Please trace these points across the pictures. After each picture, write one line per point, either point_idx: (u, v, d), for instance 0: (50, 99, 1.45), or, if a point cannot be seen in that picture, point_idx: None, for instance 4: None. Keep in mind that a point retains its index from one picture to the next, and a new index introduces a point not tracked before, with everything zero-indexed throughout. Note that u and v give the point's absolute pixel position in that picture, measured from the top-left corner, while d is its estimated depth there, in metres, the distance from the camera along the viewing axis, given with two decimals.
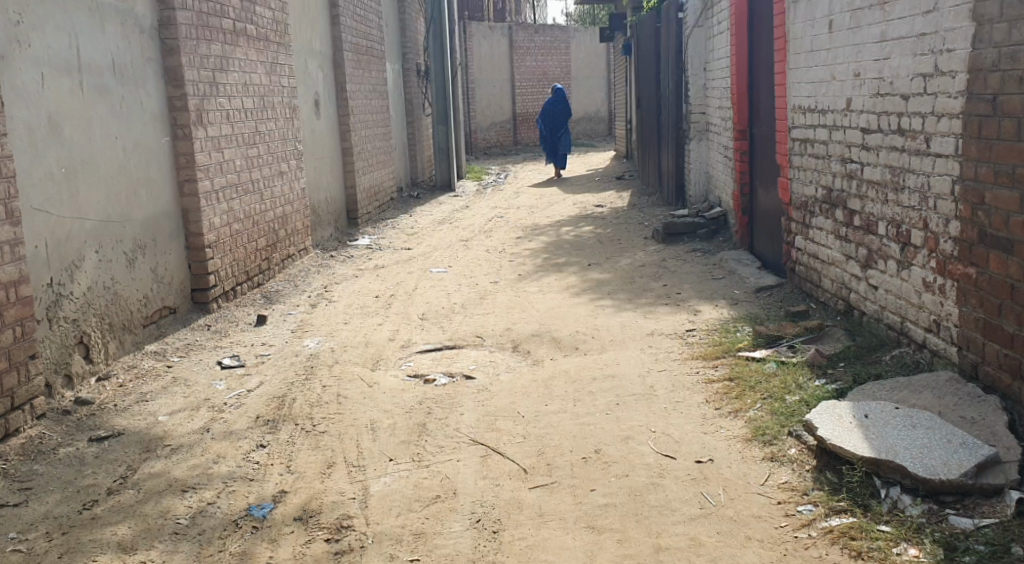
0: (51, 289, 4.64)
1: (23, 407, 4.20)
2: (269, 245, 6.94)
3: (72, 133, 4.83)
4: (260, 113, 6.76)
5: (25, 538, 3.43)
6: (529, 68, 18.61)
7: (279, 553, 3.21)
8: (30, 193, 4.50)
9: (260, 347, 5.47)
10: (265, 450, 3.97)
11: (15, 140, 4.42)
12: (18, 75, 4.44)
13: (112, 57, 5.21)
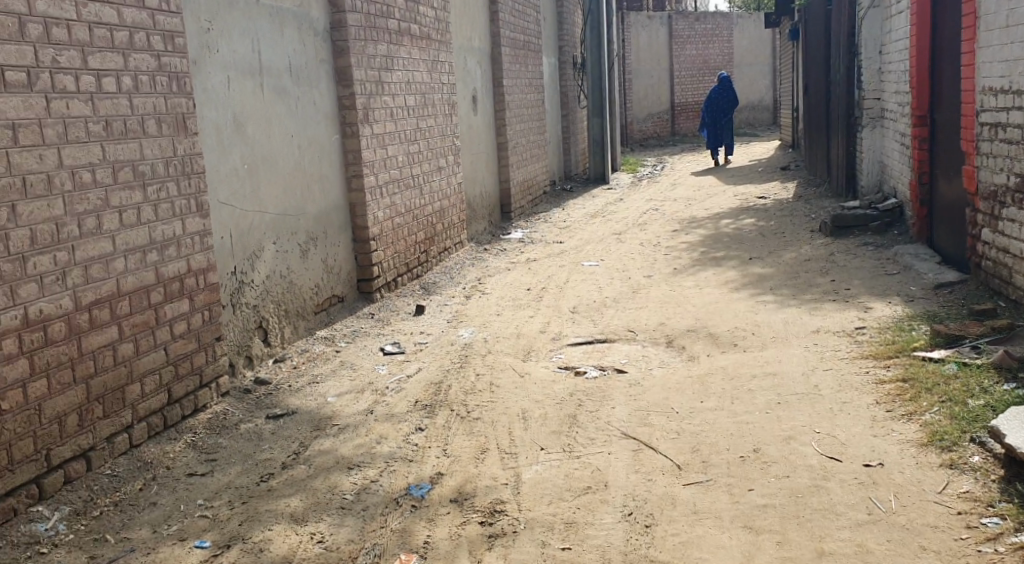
0: (234, 277, 4.84)
1: (210, 385, 4.42)
2: (427, 238, 7.08)
3: (254, 132, 5.03)
4: (421, 110, 6.89)
5: (210, 506, 3.60)
6: (689, 58, 18.29)
7: (436, 532, 3.25)
8: (218, 189, 4.70)
9: (419, 335, 5.57)
10: (424, 433, 4.04)
11: (206, 139, 4.62)
12: (209, 76, 4.64)
13: (290, 59, 5.39)
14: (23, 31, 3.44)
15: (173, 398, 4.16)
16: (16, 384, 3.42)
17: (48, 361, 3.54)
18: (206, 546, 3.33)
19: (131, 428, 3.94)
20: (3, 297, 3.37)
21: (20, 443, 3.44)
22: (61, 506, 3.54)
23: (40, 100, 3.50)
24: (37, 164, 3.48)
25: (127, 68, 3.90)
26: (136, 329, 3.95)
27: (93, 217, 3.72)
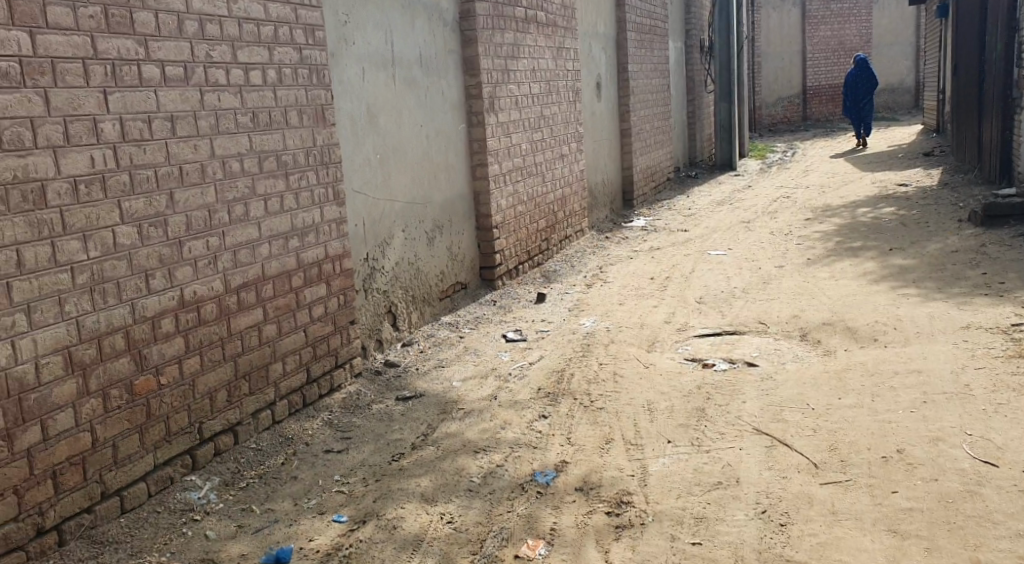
0: (365, 262, 4.94)
1: (344, 366, 4.51)
2: (549, 226, 7.05)
3: (386, 122, 5.09)
4: (545, 97, 6.86)
5: (346, 482, 3.67)
6: (823, 39, 17.71)
7: (562, 520, 3.23)
8: (353, 177, 4.79)
9: (541, 323, 5.56)
10: (547, 421, 4.02)
11: (342, 129, 4.70)
12: (346, 68, 4.71)
13: (420, 50, 5.44)
14: (180, 28, 3.53)
15: (311, 378, 4.26)
16: (173, 360, 3.53)
17: (201, 340, 3.65)
18: (343, 520, 3.39)
19: (274, 405, 4.05)
20: (162, 280, 3.47)
21: (176, 417, 3.56)
22: (209, 477, 3.66)
23: (195, 94, 3.58)
24: (192, 154, 3.57)
25: (272, 62, 3.98)
26: (279, 311, 4.05)
27: (241, 205, 3.81)
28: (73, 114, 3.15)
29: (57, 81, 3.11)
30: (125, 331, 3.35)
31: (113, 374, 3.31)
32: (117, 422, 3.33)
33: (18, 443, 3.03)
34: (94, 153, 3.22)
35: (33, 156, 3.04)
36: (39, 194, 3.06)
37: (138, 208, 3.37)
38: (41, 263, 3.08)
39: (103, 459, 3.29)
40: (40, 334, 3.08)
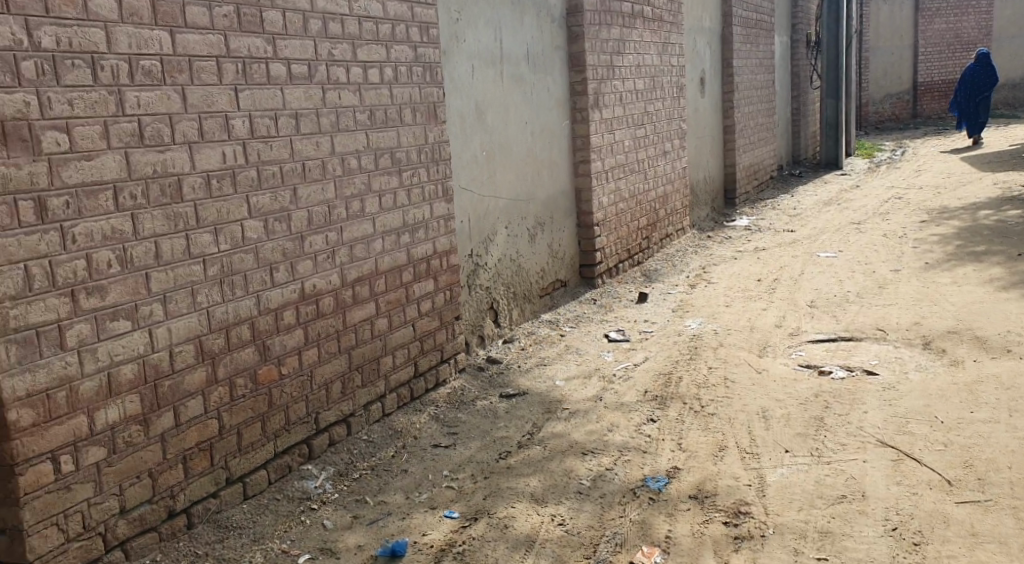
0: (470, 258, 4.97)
1: (451, 362, 4.56)
2: (650, 224, 6.97)
3: (493, 120, 5.12)
4: (650, 93, 6.78)
5: (456, 478, 3.69)
6: (937, 33, 17.18)
7: (678, 528, 3.17)
8: (461, 174, 4.83)
9: (644, 323, 5.50)
10: (656, 425, 3.97)
11: (451, 127, 4.74)
12: (457, 65, 4.77)
13: (527, 47, 5.46)
14: (306, 27, 3.59)
15: (419, 372, 4.31)
16: (293, 351, 3.62)
17: (319, 332, 3.74)
18: (455, 516, 3.40)
19: (385, 398, 4.12)
20: (285, 273, 3.56)
21: (294, 407, 3.64)
22: (324, 468, 3.73)
23: (318, 92, 3.65)
24: (315, 151, 3.64)
25: (390, 60, 4.03)
26: (391, 305, 4.10)
27: (358, 201, 3.87)
28: (207, 111, 3.22)
29: (194, 79, 3.17)
30: (250, 322, 3.43)
31: (239, 363, 3.40)
32: (242, 410, 3.42)
33: (153, 428, 3.12)
34: (225, 150, 3.29)
35: (172, 153, 3.12)
36: (176, 189, 3.13)
37: (264, 204, 3.45)
38: (177, 256, 3.15)
39: (230, 445, 3.39)
40: (174, 323, 3.16)
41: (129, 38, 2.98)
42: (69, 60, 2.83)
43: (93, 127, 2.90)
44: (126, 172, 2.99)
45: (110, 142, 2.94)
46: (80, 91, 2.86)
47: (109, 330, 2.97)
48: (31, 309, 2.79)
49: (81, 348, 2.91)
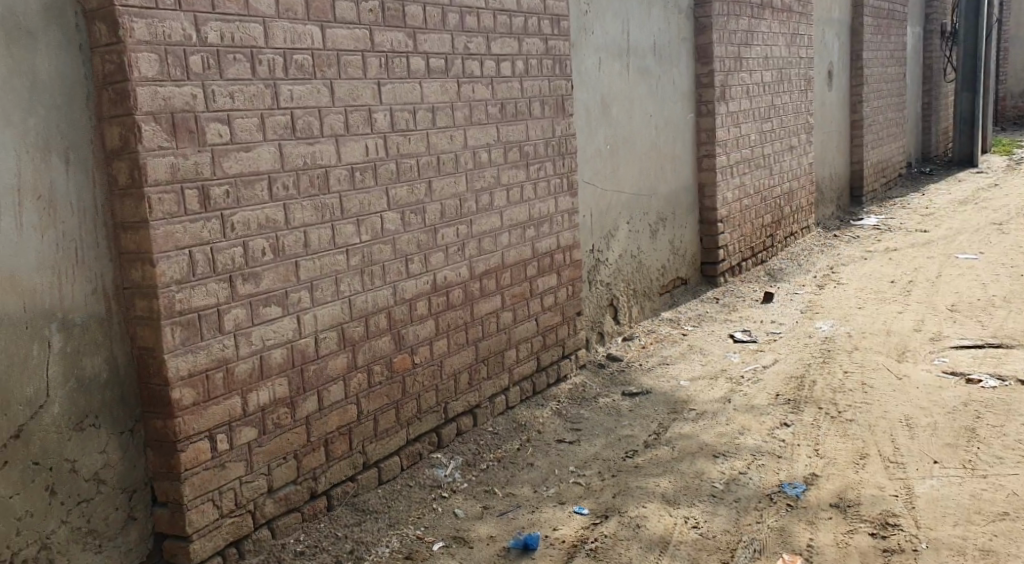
0: (591, 254, 6.71)
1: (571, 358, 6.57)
2: (774, 222, 8.61)
3: (619, 115, 6.81)
4: (776, 86, 8.36)
5: (585, 474, 5.61)
6: None
7: (826, 537, 4.59)
8: (584, 170, 6.53)
9: (769, 324, 7.24)
10: (789, 429, 5.71)
11: (577, 119, 6.42)
12: (585, 59, 6.49)
13: (654, 41, 7.13)
14: (445, 22, 5.56)
15: (529, 373, 6.25)
16: (425, 340, 5.60)
17: (448, 324, 5.72)
18: (584, 514, 5.19)
19: (508, 390, 6.15)
20: (420, 264, 5.53)
21: (424, 395, 5.65)
22: (452, 458, 5.76)
23: (453, 83, 5.63)
24: (448, 144, 5.62)
25: (456, 52, 5.65)
26: (514, 299, 6.08)
27: (486, 194, 5.84)
28: (353, 105, 5.14)
29: (340, 73, 5.07)
30: (387, 313, 5.41)
31: (376, 352, 5.38)
32: (378, 397, 5.41)
33: (299, 411, 5.05)
34: (368, 143, 5.23)
35: (320, 144, 5.00)
36: (322, 177, 5.02)
37: (402, 197, 5.41)
38: (323, 244, 5.07)
39: (366, 432, 5.38)
40: (318, 311, 5.08)
41: (286, 33, 4.82)
42: (230, 53, 4.59)
43: (251, 119, 4.69)
44: (280, 160, 4.84)
45: (266, 132, 4.77)
46: (238, 84, 4.63)
47: (264, 311, 4.83)
48: (195, 295, 4.53)
49: (236, 330, 4.72)
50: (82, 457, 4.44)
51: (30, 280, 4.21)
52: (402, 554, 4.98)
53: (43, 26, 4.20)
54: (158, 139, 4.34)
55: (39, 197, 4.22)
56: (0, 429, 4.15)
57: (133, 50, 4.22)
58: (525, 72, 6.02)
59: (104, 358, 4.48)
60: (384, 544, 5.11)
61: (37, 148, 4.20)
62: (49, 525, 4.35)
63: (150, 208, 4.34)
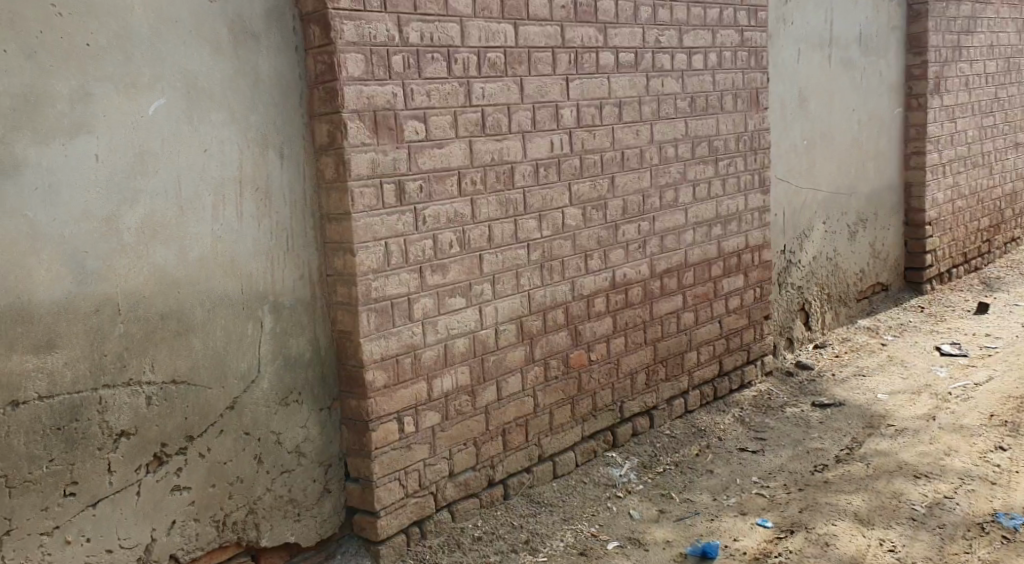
0: (783, 255, 6.64)
1: (756, 364, 6.50)
2: (992, 226, 8.79)
3: (817, 109, 6.80)
4: (1001, 77, 8.63)
5: (767, 485, 5.47)
6: None
7: None
8: (778, 165, 6.50)
9: (982, 337, 7.06)
10: (1006, 453, 5.41)
11: (772, 111, 6.38)
12: (782, 50, 6.45)
13: (862, 30, 7.21)
14: (636, 16, 5.57)
15: (710, 378, 6.19)
16: (601, 336, 5.60)
17: (626, 323, 5.71)
18: (769, 526, 5.05)
19: (687, 393, 6.09)
20: (598, 260, 5.53)
21: (601, 393, 5.64)
22: (628, 458, 5.71)
23: (642, 77, 5.62)
24: (634, 139, 5.61)
25: (647, 46, 5.63)
26: (697, 299, 6.04)
27: (670, 191, 5.80)
28: (541, 101, 5.24)
29: (530, 70, 5.19)
30: (564, 307, 5.42)
31: (553, 346, 5.40)
32: (554, 391, 5.43)
33: (480, 399, 5.14)
34: (554, 139, 5.29)
35: (508, 140, 5.13)
36: (508, 173, 5.14)
37: (583, 193, 5.43)
38: (506, 239, 5.16)
39: (542, 425, 5.40)
40: (501, 303, 5.17)
41: (480, 32, 4.99)
42: (429, 53, 4.82)
43: (445, 117, 4.89)
44: (470, 157, 5.00)
45: (458, 129, 4.95)
46: (434, 82, 4.85)
47: (448, 303, 4.98)
48: (389, 284, 4.76)
49: (424, 319, 4.91)
50: (285, 430, 5.00)
51: (248, 266, 4.80)
52: (578, 550, 5.01)
53: (266, 30, 4.79)
54: (361, 135, 4.60)
55: (257, 188, 4.81)
56: (218, 400, 4.74)
57: (341, 51, 4.51)
58: (718, 65, 5.97)
59: (307, 339, 5.04)
60: (559, 537, 5.12)
61: (256, 144, 4.79)
62: (256, 490, 4.91)
63: (353, 201, 4.60)
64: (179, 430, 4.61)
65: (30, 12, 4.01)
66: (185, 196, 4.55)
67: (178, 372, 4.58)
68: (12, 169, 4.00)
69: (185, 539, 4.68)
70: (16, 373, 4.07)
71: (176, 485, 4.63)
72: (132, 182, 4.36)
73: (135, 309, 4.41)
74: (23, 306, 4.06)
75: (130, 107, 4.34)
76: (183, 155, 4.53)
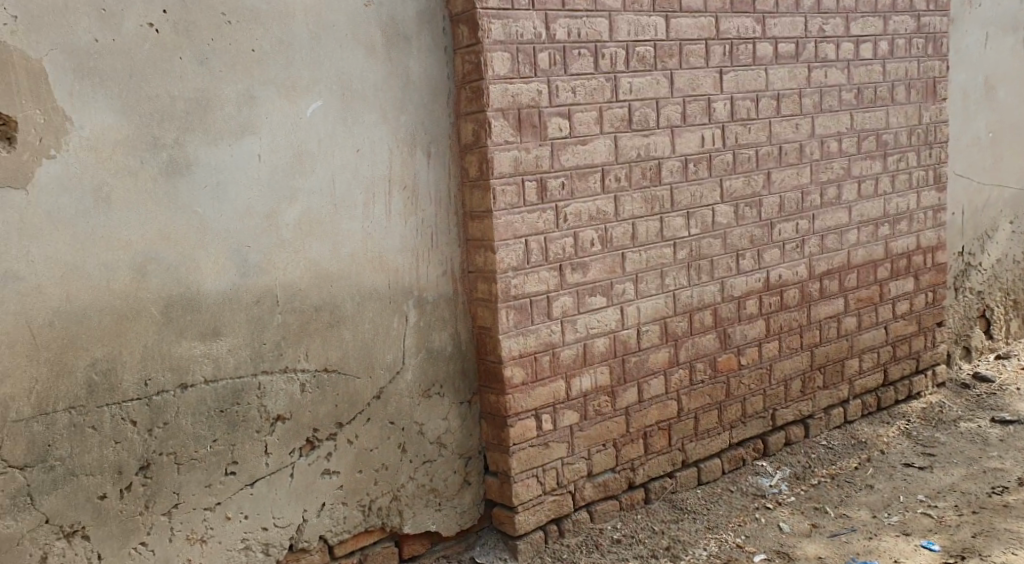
0: (962, 257, 6.61)
1: (926, 374, 6.41)
2: None
3: (1003, 100, 6.69)
4: None
5: (935, 504, 5.25)
6: None
7: None
8: (956, 161, 6.45)
9: None
10: None
11: (953, 103, 6.34)
12: (964, 37, 6.37)
13: None
14: (798, 7, 5.41)
15: (873, 387, 6.09)
16: (752, 340, 5.47)
17: (780, 326, 5.58)
18: (936, 549, 4.81)
19: (848, 402, 5.98)
20: (751, 261, 5.39)
21: (750, 398, 5.50)
22: (779, 468, 5.57)
23: (803, 67, 5.47)
24: (794, 133, 5.48)
25: (809, 35, 5.48)
26: (861, 303, 5.93)
27: (832, 187, 5.68)
28: (693, 95, 5.09)
29: (681, 63, 5.04)
30: (712, 308, 5.30)
31: (699, 348, 5.27)
32: (699, 395, 5.30)
33: (619, 401, 5.05)
34: (705, 134, 5.15)
35: (655, 135, 5.00)
36: (655, 169, 5.02)
37: (737, 190, 5.29)
38: (651, 238, 5.05)
39: (686, 430, 5.28)
40: (643, 303, 5.06)
41: (629, 27, 4.88)
42: (575, 49, 4.73)
43: (590, 113, 4.80)
44: (615, 153, 4.89)
45: (604, 125, 4.85)
46: (580, 79, 4.76)
47: (587, 302, 4.90)
48: (528, 281, 4.70)
49: (564, 317, 4.83)
50: (428, 421, 4.94)
51: (396, 261, 4.78)
52: (722, 558, 4.87)
53: (416, 31, 4.78)
54: (506, 134, 4.56)
55: (405, 186, 4.79)
56: (365, 389, 4.75)
57: (489, 50, 4.47)
58: (889, 54, 5.84)
59: (450, 334, 4.96)
60: (703, 545, 5.00)
61: (405, 144, 4.78)
62: (399, 478, 4.89)
63: (495, 199, 4.57)
64: (330, 417, 4.67)
65: (204, 22, 4.18)
66: (339, 194, 4.61)
67: (330, 361, 4.64)
68: (185, 168, 4.17)
69: (334, 522, 4.72)
70: (186, 358, 4.24)
71: (326, 469, 4.69)
72: (291, 181, 4.47)
73: (293, 301, 4.51)
74: (191, 296, 4.22)
75: (291, 110, 4.45)
76: (337, 155, 4.59)
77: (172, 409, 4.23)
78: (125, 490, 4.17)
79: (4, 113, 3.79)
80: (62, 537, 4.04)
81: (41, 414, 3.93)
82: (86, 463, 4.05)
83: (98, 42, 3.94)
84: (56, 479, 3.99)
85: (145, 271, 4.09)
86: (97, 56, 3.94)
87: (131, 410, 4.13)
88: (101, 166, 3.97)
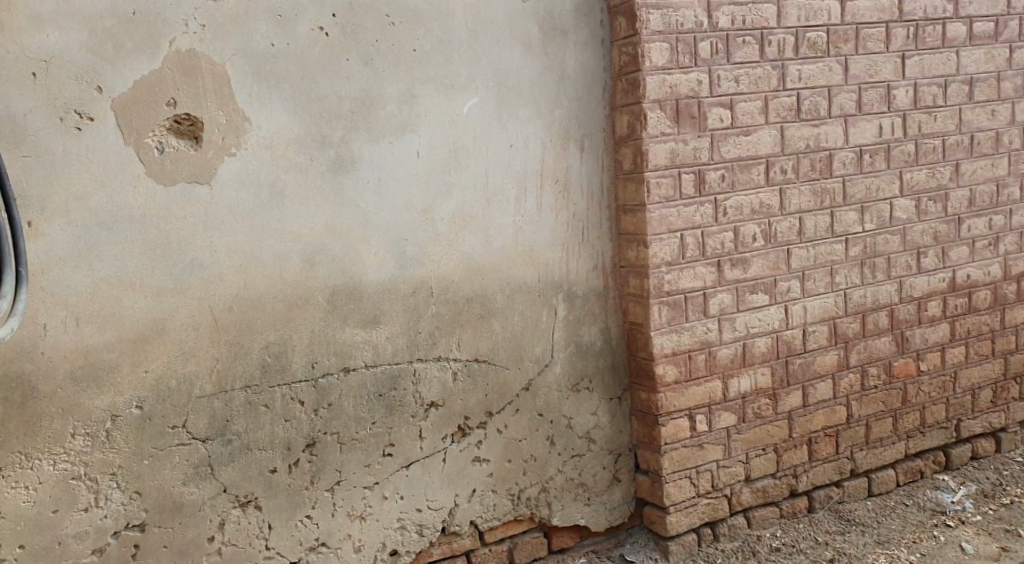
0: None
1: None
2: None
3: None
4: None
5: None
6: None
7: None
8: None
9: None
10: None
11: None
12: None
13: None
14: None
15: None
16: (934, 345, 5.14)
17: (968, 329, 5.23)
18: None
19: None
20: (934, 260, 5.07)
21: (931, 407, 5.19)
22: (964, 484, 5.26)
23: (1002, 48, 5.11)
24: (991, 121, 5.13)
25: (1011, 12, 5.14)
26: None
27: None
28: (871, 82, 4.79)
29: (858, 48, 4.74)
30: (889, 309, 5.00)
31: (874, 350, 4.99)
32: (872, 401, 5.02)
33: (781, 404, 4.81)
34: (882, 123, 4.85)
35: (827, 125, 4.71)
36: (826, 160, 4.74)
37: (918, 184, 4.97)
38: (820, 234, 4.78)
39: (857, 437, 5.02)
40: (809, 302, 4.80)
41: (799, 12, 4.61)
42: (740, 36, 4.49)
43: (755, 102, 4.55)
44: (781, 143, 4.63)
45: (770, 114, 4.59)
46: (745, 67, 4.52)
47: (747, 300, 4.66)
48: (683, 277, 4.52)
49: (721, 315, 4.62)
50: (577, 415, 4.91)
51: (548, 256, 4.76)
52: None
53: (575, 25, 4.70)
54: (662, 126, 4.39)
55: (557, 179, 4.75)
56: (514, 380, 4.75)
57: (647, 41, 4.30)
58: None
59: (599, 329, 4.89)
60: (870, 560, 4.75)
61: (559, 138, 4.72)
62: (548, 470, 4.88)
63: (649, 192, 4.41)
64: (480, 405, 4.68)
65: (370, 24, 4.26)
66: (492, 188, 4.60)
67: (480, 351, 4.64)
68: (350, 166, 4.27)
69: (484, 508, 4.75)
70: (349, 344, 4.35)
71: (477, 456, 4.71)
72: (446, 176, 4.49)
73: (446, 292, 4.53)
74: (353, 286, 4.32)
75: (449, 107, 4.47)
76: (491, 149, 4.58)
77: (336, 391, 4.34)
78: (294, 466, 4.31)
79: (193, 114, 3.97)
80: (238, 506, 4.22)
81: (221, 392, 4.12)
82: (259, 438, 4.21)
83: (275, 47, 4.09)
84: (234, 452, 4.17)
85: (314, 262, 4.23)
86: (274, 60, 4.09)
87: (300, 391, 4.27)
88: (276, 165, 4.13)
